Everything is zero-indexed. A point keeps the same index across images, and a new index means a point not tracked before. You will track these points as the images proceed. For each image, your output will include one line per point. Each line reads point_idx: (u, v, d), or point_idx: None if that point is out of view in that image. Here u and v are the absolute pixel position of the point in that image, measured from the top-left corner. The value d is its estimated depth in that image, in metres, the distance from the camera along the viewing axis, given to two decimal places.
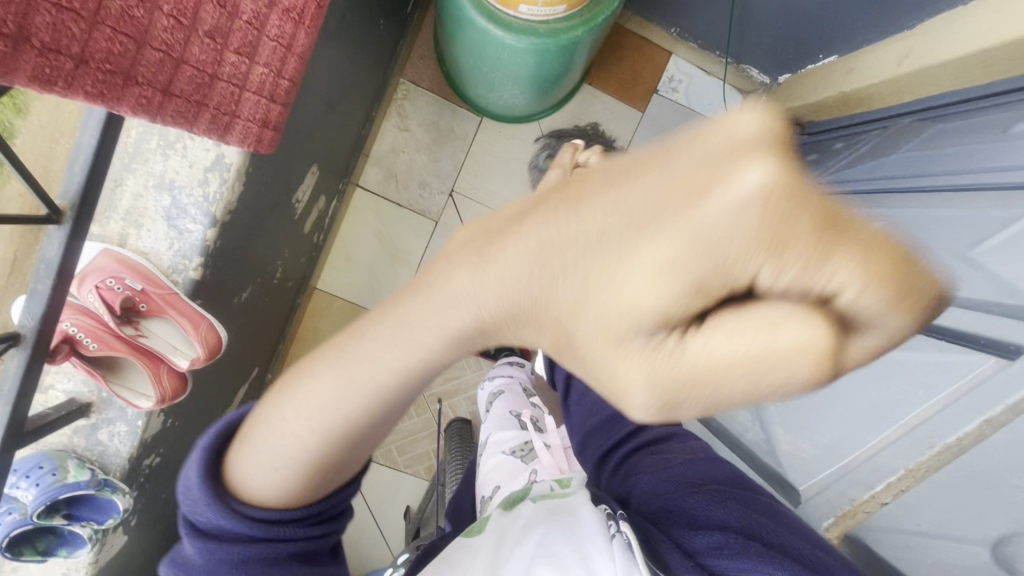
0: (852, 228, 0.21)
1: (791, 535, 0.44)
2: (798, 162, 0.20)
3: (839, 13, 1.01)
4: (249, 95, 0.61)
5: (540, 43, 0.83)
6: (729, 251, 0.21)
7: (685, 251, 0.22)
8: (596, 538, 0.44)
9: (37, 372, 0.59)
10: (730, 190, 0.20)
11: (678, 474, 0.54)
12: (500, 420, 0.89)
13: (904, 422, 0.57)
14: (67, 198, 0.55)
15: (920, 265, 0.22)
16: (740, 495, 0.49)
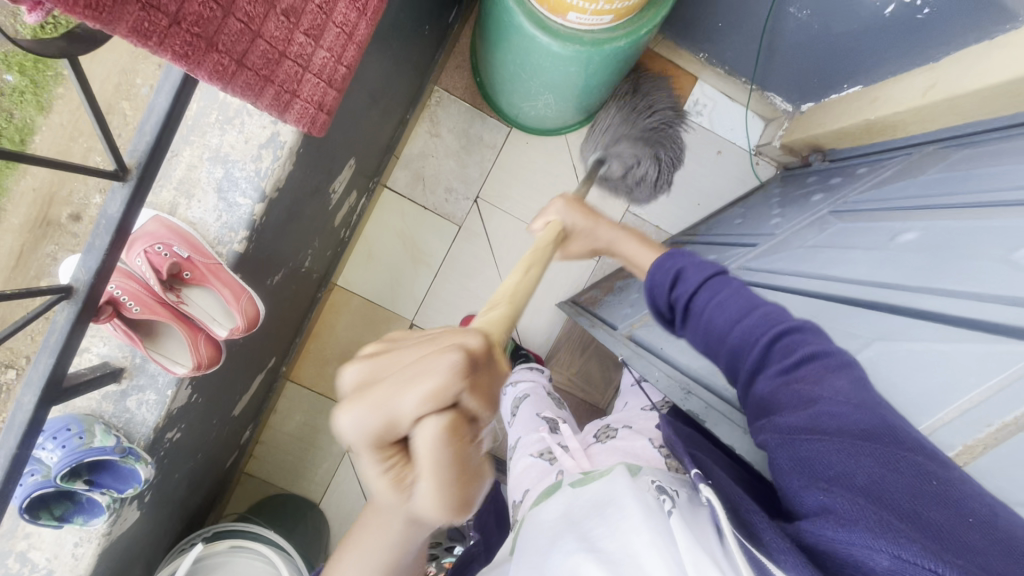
0: (390, 379, 0.33)
1: (932, 503, 0.41)
2: (367, 368, 0.34)
3: (865, 44, 1.05)
4: (311, 77, 0.65)
5: (584, 51, 0.87)
6: (378, 432, 0.33)
7: (373, 436, 0.33)
8: (642, 531, 0.44)
9: (84, 326, 0.60)
10: (352, 416, 0.32)
11: (813, 418, 0.48)
12: (526, 424, 0.88)
13: (956, 403, 0.45)
14: (134, 156, 0.57)
15: (427, 362, 0.33)
16: (879, 449, 0.44)
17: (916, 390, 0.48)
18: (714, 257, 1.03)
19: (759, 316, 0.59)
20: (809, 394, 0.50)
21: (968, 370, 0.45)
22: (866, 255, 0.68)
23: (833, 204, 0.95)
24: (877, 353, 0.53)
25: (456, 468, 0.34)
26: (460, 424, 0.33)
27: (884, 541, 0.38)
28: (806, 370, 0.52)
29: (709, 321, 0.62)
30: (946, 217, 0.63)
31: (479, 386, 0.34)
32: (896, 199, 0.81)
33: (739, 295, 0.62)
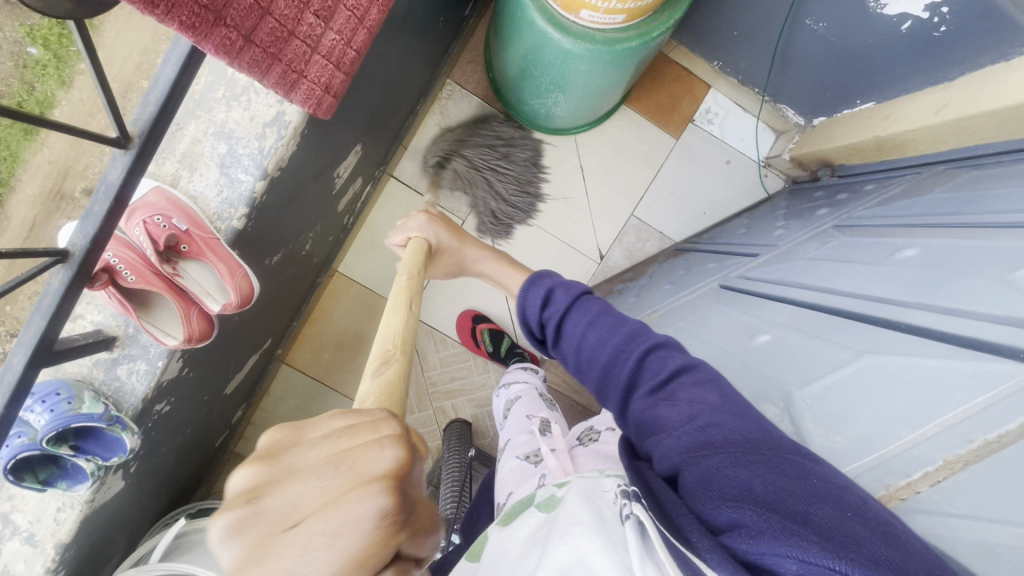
0: (292, 532, 0.25)
1: (824, 502, 0.40)
2: (256, 524, 0.25)
3: (879, 60, 1.04)
4: (319, 58, 0.65)
5: (595, 50, 0.87)
6: None
7: None
8: (592, 538, 0.44)
9: (77, 291, 0.61)
10: None
11: (703, 435, 0.47)
12: (515, 426, 0.88)
13: (939, 417, 0.44)
14: (137, 125, 0.57)
15: (345, 510, 0.25)
16: (767, 458, 0.44)
17: (899, 402, 0.47)
18: (714, 265, 1.03)
19: (629, 334, 0.59)
20: (689, 410, 0.50)
21: (954, 386, 0.44)
22: (864, 269, 0.67)
23: (837, 218, 0.94)
24: (866, 364, 0.52)
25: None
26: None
27: (790, 545, 0.37)
28: (677, 386, 0.53)
29: (581, 340, 0.61)
30: (948, 235, 0.62)
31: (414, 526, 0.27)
32: (901, 216, 0.81)
33: (607, 314, 0.62)
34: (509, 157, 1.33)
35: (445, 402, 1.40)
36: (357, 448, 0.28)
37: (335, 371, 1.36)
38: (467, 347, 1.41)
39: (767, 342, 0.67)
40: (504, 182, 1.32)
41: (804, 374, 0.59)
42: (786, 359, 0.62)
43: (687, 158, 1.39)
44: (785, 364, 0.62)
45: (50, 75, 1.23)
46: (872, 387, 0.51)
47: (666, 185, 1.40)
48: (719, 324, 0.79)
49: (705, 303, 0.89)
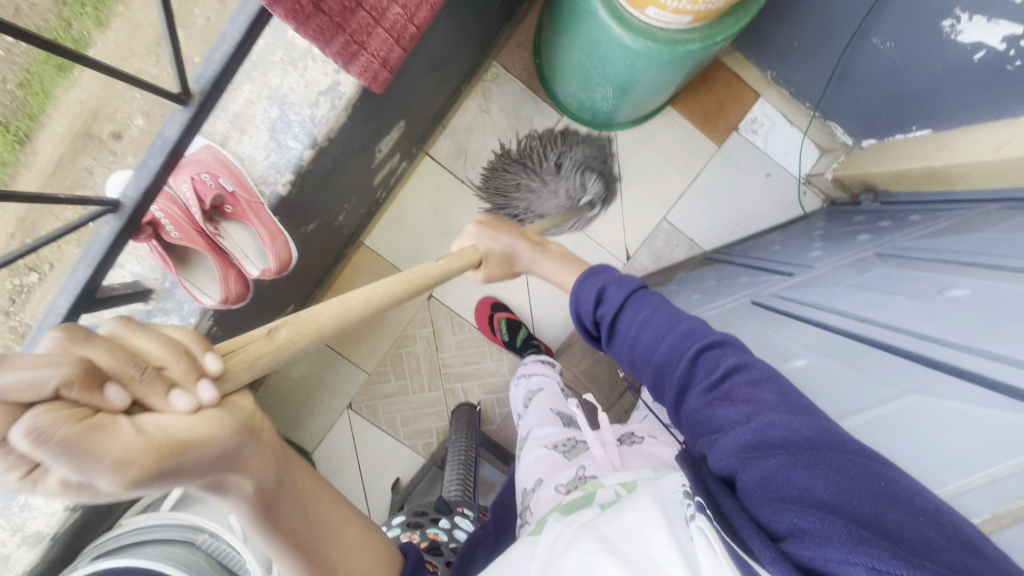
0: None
1: (891, 504, 0.40)
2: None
3: (943, 87, 1.00)
4: (380, 31, 0.64)
5: (655, 48, 0.85)
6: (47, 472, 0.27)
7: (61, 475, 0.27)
8: (662, 535, 0.44)
9: (124, 242, 0.61)
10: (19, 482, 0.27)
11: (758, 432, 0.49)
12: (539, 417, 0.86)
13: (984, 469, 0.43)
14: (199, 83, 0.57)
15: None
16: (829, 457, 0.44)
17: (942, 447, 0.47)
18: (746, 280, 1.01)
19: (680, 331, 0.62)
20: (746, 408, 0.51)
21: (1003, 438, 0.43)
22: (910, 304, 0.66)
23: (880, 246, 0.92)
24: (910, 403, 0.51)
25: (112, 468, 0.27)
26: (60, 433, 0.26)
27: (859, 552, 0.37)
28: (733, 382, 0.55)
29: (636, 338, 0.65)
30: (1004, 279, 0.60)
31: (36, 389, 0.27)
32: (949, 251, 0.78)
33: (662, 311, 0.65)
34: (520, 183, 1.29)
35: (456, 384, 1.41)
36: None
37: (352, 341, 1.38)
38: (483, 333, 1.41)
39: (802, 367, 0.67)
40: (543, 156, 1.29)
41: (840, 405, 0.58)
42: (823, 386, 0.62)
43: (727, 166, 1.37)
44: (821, 390, 0.61)
45: (93, 15, 1.22)
46: (917, 427, 0.50)
47: (702, 192, 1.38)
48: (749, 341, 0.79)
49: (736, 318, 0.88)
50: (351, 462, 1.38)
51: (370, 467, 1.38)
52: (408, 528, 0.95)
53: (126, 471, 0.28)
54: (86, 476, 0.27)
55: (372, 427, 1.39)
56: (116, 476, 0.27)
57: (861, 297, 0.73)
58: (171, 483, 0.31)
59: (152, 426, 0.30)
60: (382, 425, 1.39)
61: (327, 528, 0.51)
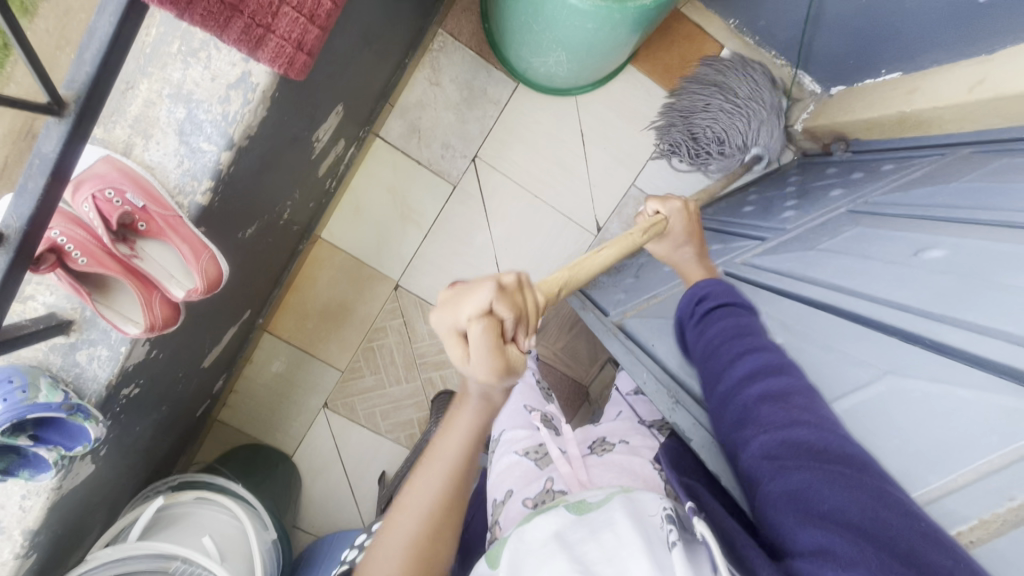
0: (451, 308, 0.46)
1: (924, 543, 0.38)
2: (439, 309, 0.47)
3: (914, 26, 0.95)
4: (287, 10, 0.56)
5: (603, 7, 0.79)
6: (450, 344, 0.46)
7: (456, 345, 0.46)
8: (641, 560, 0.43)
9: (20, 276, 0.54)
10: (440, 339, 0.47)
11: (798, 443, 0.45)
12: (510, 414, 0.82)
13: (972, 463, 0.41)
14: (72, 88, 0.49)
15: (462, 296, 0.46)
16: (866, 484, 0.41)
17: (926, 439, 0.44)
18: (720, 246, 0.96)
19: (755, 338, 0.56)
20: (795, 418, 0.47)
21: (991, 426, 0.40)
22: (884, 269, 0.62)
23: (852, 202, 0.88)
24: (889, 387, 0.48)
25: (484, 361, 0.45)
26: (484, 338, 0.44)
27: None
28: (788, 392, 0.49)
29: (710, 329, 0.60)
30: (982, 236, 0.57)
31: (486, 309, 0.44)
32: (922, 204, 0.75)
33: (750, 321, 0.59)
34: (711, 104, 1.19)
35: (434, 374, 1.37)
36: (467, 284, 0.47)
37: (320, 340, 1.32)
38: None
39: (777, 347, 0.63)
40: (735, 79, 1.19)
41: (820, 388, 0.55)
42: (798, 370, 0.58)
43: None
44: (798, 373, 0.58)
45: None
46: (898, 414, 0.47)
47: None
48: None
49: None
50: (332, 462, 1.34)
51: (354, 464, 1.34)
52: None
53: (497, 367, 0.45)
54: (476, 357, 0.45)
55: (353, 424, 1.34)
56: (479, 364, 0.45)
57: (834, 263, 0.70)
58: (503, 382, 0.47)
59: (514, 354, 0.46)
60: (361, 421, 1.34)
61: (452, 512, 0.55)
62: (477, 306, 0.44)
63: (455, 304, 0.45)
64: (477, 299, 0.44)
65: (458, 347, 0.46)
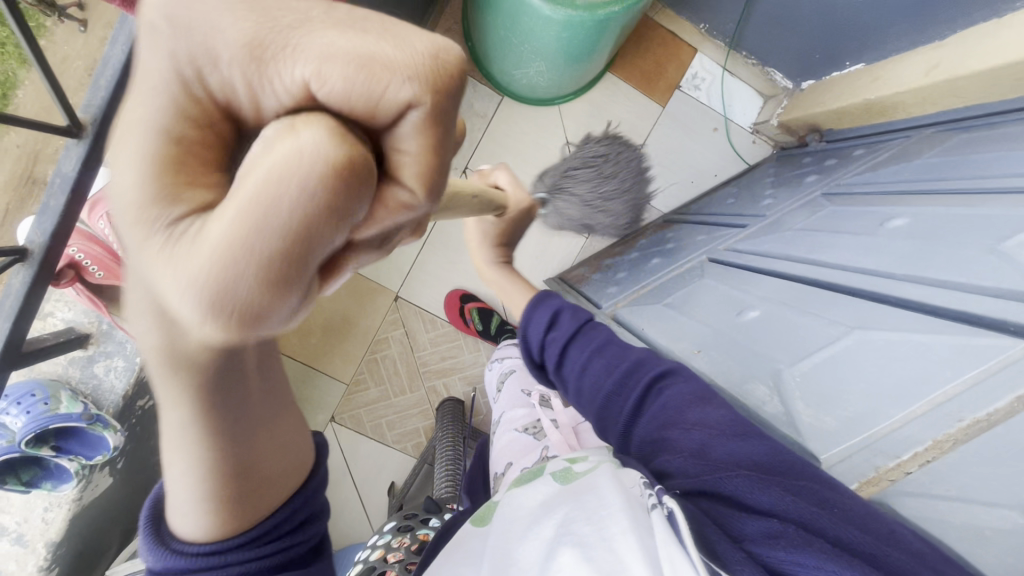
0: (294, 49, 0.19)
1: (849, 525, 0.42)
2: (244, 27, 0.19)
3: (870, 20, 1.00)
4: None
5: (576, 16, 0.84)
6: (152, 185, 0.19)
7: (141, 172, 0.19)
8: (620, 519, 0.44)
9: (42, 292, 0.59)
10: (130, 130, 0.19)
11: (712, 456, 0.50)
12: (511, 399, 0.86)
13: (928, 395, 0.43)
14: (88, 112, 0.54)
15: (340, 40, 0.19)
16: (787, 479, 0.46)
17: (887, 380, 0.47)
18: (703, 236, 1.00)
19: (628, 367, 0.62)
20: (701, 435, 0.52)
21: (943, 360, 0.43)
22: (852, 240, 0.66)
23: (826, 185, 0.92)
24: (855, 340, 0.52)
25: (216, 272, 0.18)
26: (292, 161, 0.16)
27: (835, 564, 0.38)
28: (685, 409, 0.55)
29: (581, 372, 0.65)
30: (938, 203, 0.60)
31: (379, 98, 0.19)
32: (889, 181, 0.79)
33: (611, 343, 0.66)
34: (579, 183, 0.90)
35: (437, 381, 1.40)
36: (374, 31, 0.19)
37: (323, 354, 1.34)
38: (456, 327, 1.39)
39: (756, 318, 0.67)
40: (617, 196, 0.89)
41: (794, 349, 0.58)
42: (775, 334, 0.62)
43: (675, 125, 1.36)
44: (775, 340, 0.61)
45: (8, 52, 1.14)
46: (864, 362, 0.50)
47: (654, 155, 1.37)
48: (705, 299, 0.79)
49: (693, 277, 0.86)
50: (343, 476, 1.35)
51: (364, 476, 1.35)
52: (398, 533, 0.91)
53: (220, 290, 0.18)
54: (204, 241, 0.18)
55: (359, 437, 1.36)
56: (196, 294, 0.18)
57: (806, 241, 0.74)
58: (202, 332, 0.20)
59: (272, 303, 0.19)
60: (368, 433, 1.36)
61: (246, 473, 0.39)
62: (342, 83, 0.18)
63: (289, 28, 0.19)
64: (366, 49, 0.19)
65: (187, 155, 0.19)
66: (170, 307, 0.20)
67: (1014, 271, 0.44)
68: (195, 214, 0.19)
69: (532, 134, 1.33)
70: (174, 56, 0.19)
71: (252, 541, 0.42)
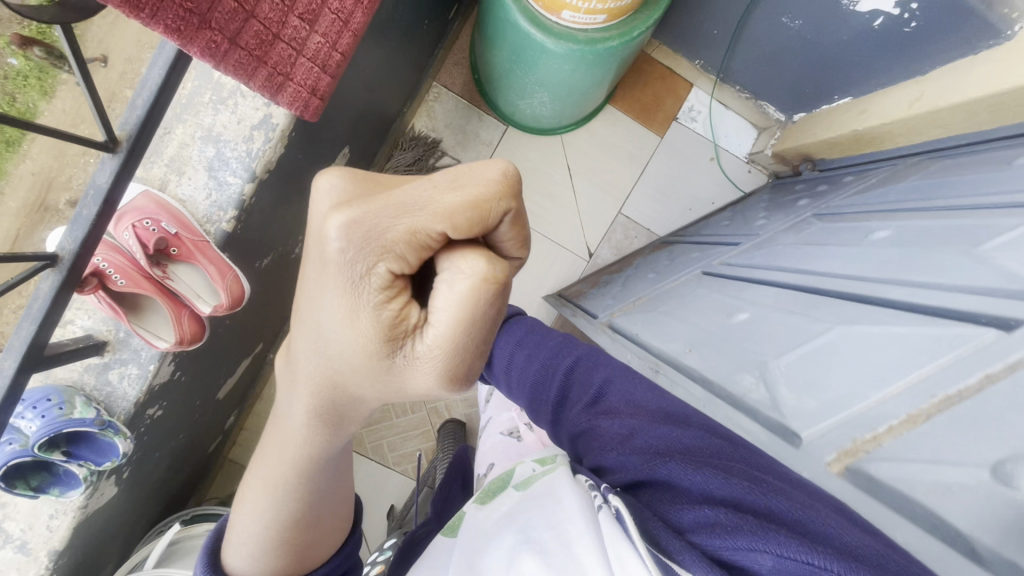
0: (422, 219, 0.30)
1: (778, 497, 0.49)
2: (385, 218, 0.31)
3: (856, 58, 1.06)
4: (304, 61, 0.66)
5: (577, 49, 0.89)
6: (371, 322, 0.33)
7: (363, 317, 0.33)
8: (578, 520, 0.45)
9: (68, 295, 0.62)
10: (355, 298, 0.32)
11: (654, 446, 0.59)
12: (495, 407, 0.97)
13: (904, 377, 0.45)
14: (125, 129, 0.58)
15: (448, 199, 0.30)
16: (715, 465, 0.54)
17: (869, 367, 0.48)
18: (697, 254, 1.03)
19: (576, 370, 0.76)
20: (629, 425, 0.64)
21: (920, 350, 0.45)
22: (840, 251, 0.68)
23: (817, 208, 0.95)
24: (840, 334, 0.54)
25: (431, 360, 0.33)
26: (468, 290, 0.30)
27: (766, 543, 0.41)
28: (616, 405, 0.69)
29: (527, 376, 0.77)
30: (920, 219, 0.63)
31: (482, 224, 0.31)
32: (876, 204, 0.82)
33: (544, 348, 0.79)
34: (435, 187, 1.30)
35: (438, 403, 1.41)
36: (460, 182, 0.30)
37: None
38: None
39: (746, 319, 0.69)
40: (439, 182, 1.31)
41: (782, 344, 0.60)
42: (765, 331, 0.64)
43: (672, 156, 1.42)
44: (766, 337, 0.63)
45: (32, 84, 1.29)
46: (846, 353, 0.52)
47: (652, 183, 1.42)
48: (698, 306, 0.81)
49: (688, 288, 0.89)
50: None
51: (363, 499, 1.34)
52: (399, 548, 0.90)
53: (446, 369, 0.33)
54: (432, 346, 0.32)
55: (360, 458, 1.36)
56: (436, 370, 0.33)
57: (794, 256, 0.78)
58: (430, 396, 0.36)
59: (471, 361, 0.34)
60: (369, 454, 1.36)
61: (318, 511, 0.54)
62: (464, 222, 0.30)
63: (422, 211, 0.30)
64: (471, 197, 0.30)
65: (389, 301, 0.32)
66: (409, 380, 0.35)
67: (987, 273, 0.47)
68: (407, 334, 0.33)
69: (535, 161, 1.39)
70: (354, 258, 0.32)
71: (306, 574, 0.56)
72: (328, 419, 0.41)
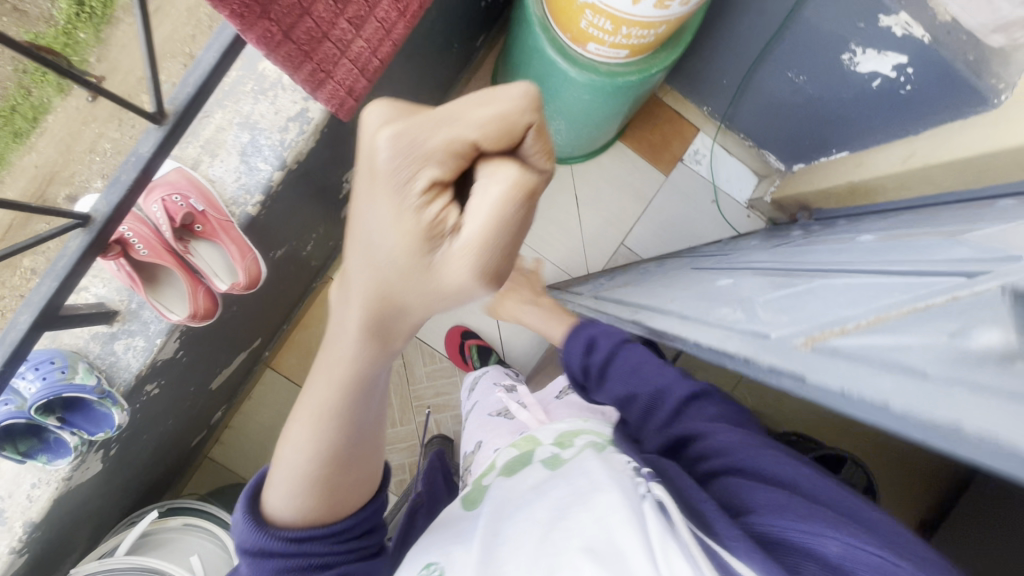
0: (459, 129, 0.30)
1: (866, 508, 0.46)
2: (425, 129, 0.31)
3: (854, 115, 1.12)
4: (346, 62, 0.70)
5: (598, 80, 0.95)
6: (410, 228, 0.33)
7: (405, 227, 0.33)
8: (613, 497, 0.43)
9: (93, 254, 0.63)
10: (394, 206, 0.32)
11: (750, 441, 0.57)
12: (485, 392, 0.99)
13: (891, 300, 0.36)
14: (174, 103, 0.61)
15: (482, 110, 0.30)
16: (807, 468, 0.52)
17: (850, 299, 0.41)
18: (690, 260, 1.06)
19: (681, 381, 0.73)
20: (716, 425, 0.61)
21: (908, 285, 0.38)
22: (832, 249, 0.71)
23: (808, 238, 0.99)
24: (818, 284, 0.50)
25: (464, 260, 0.33)
26: (503, 197, 0.31)
27: (835, 530, 0.40)
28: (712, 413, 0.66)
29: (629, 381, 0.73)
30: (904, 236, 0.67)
31: (513, 134, 0.31)
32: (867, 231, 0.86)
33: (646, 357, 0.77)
34: None
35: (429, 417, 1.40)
36: (492, 98, 0.30)
37: None
38: (455, 363, 1.41)
39: (727, 284, 0.71)
40: None
41: (752, 295, 0.60)
42: (738, 292, 0.63)
43: (676, 194, 1.48)
44: (737, 295, 0.62)
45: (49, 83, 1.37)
46: (823, 294, 0.47)
47: (656, 218, 1.47)
48: (690, 281, 0.84)
49: (683, 273, 0.91)
50: None
51: None
52: None
53: (482, 271, 0.33)
54: (467, 246, 0.32)
55: None
56: (472, 271, 0.33)
57: (787, 257, 0.79)
58: (467, 296, 0.36)
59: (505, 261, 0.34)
60: None
61: (351, 452, 0.55)
62: (495, 135, 0.31)
63: (457, 122, 0.30)
64: (503, 111, 0.30)
65: (429, 204, 0.32)
66: (445, 284, 0.35)
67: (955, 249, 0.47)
68: (444, 238, 0.33)
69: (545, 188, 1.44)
70: (396, 167, 0.31)
71: (331, 533, 0.57)
72: (374, 336, 0.42)
